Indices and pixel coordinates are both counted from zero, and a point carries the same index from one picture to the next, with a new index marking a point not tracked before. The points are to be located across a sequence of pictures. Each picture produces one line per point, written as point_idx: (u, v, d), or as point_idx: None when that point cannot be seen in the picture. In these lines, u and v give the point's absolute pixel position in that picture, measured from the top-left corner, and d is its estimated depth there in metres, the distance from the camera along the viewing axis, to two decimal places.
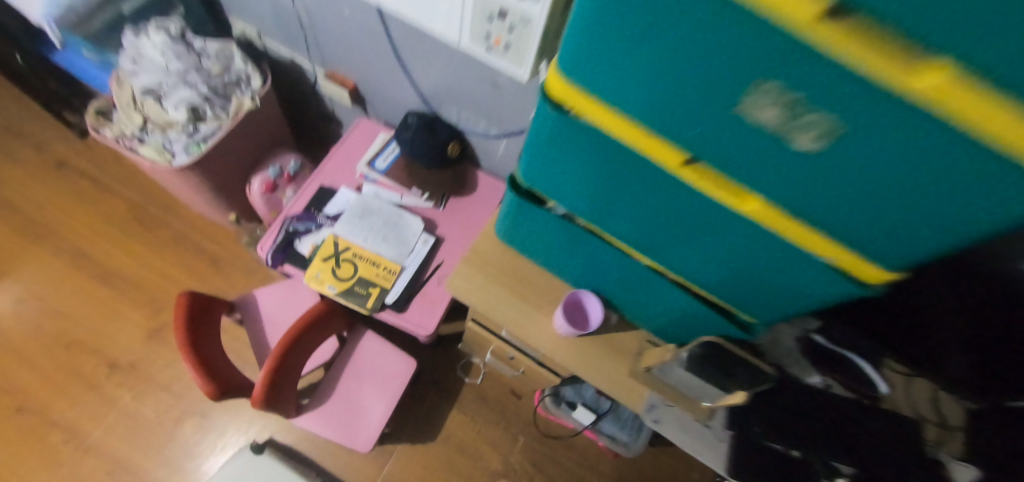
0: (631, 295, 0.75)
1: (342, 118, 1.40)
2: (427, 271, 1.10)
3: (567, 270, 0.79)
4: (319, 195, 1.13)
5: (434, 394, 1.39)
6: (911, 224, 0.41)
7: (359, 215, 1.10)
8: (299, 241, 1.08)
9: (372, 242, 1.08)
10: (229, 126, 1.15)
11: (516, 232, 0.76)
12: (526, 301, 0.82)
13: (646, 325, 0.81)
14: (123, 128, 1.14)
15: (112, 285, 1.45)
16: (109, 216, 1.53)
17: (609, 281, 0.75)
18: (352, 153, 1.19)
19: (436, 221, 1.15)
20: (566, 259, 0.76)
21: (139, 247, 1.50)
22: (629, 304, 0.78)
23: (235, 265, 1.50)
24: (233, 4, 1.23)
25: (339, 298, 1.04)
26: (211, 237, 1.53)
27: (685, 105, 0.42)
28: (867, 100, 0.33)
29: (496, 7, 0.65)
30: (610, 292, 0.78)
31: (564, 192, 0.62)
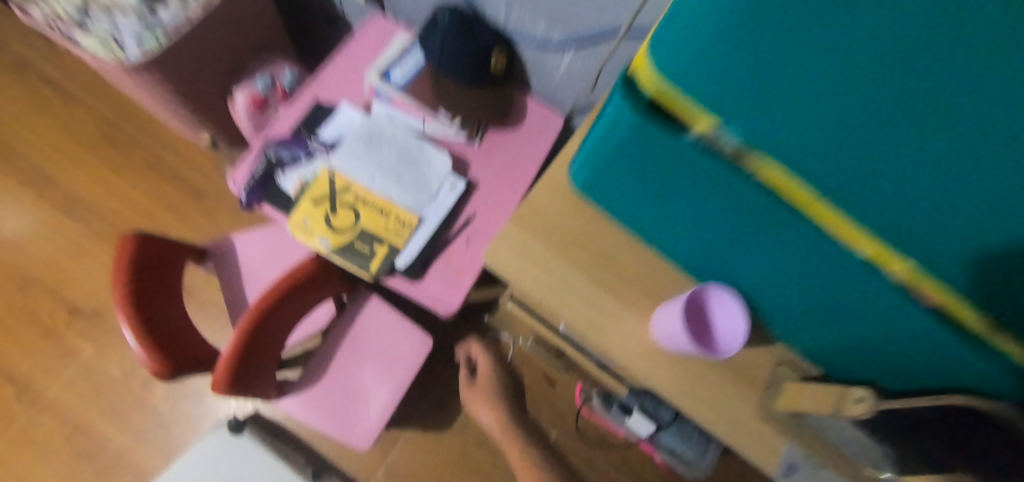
0: (792, 292, 0.46)
1: (352, 18, 1.08)
2: (451, 226, 0.82)
3: (685, 241, 0.49)
4: (313, 114, 0.84)
5: (451, 374, 1.14)
6: None
7: (365, 144, 0.80)
8: (283, 175, 0.79)
9: (381, 181, 0.79)
10: (198, 12, 0.84)
11: (611, 175, 0.46)
12: (605, 290, 0.53)
13: (796, 338, 0.52)
14: (54, 8, 0.83)
15: (75, 215, 1.21)
16: (74, 131, 1.26)
17: (762, 266, 0.45)
18: (360, 60, 0.88)
19: (468, 162, 0.85)
20: (693, 223, 0.46)
21: (108, 171, 1.24)
22: (781, 303, 0.49)
23: (220, 201, 1.24)
24: None
25: (333, 256, 0.76)
26: (193, 164, 1.26)
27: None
28: None
29: None
30: (752, 284, 0.49)
31: (744, 99, 0.31)
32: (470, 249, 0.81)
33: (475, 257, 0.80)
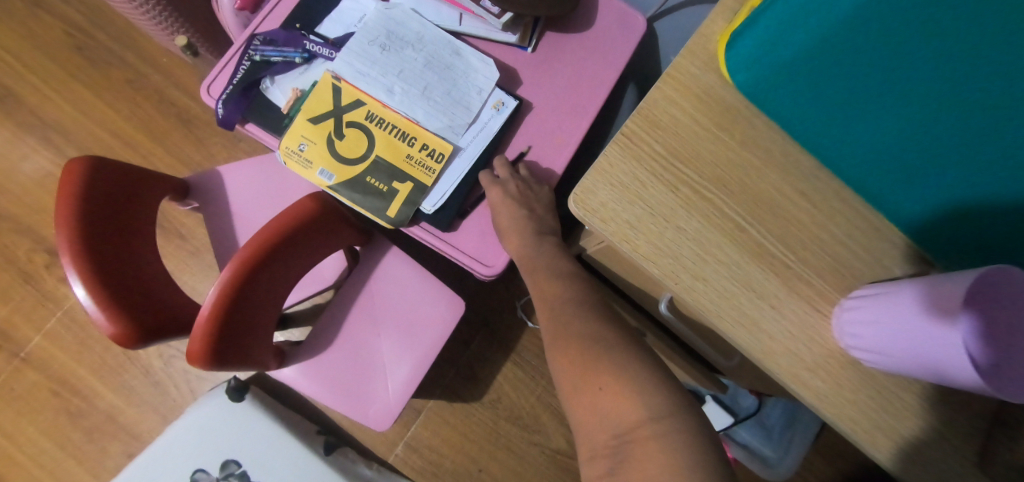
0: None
1: None
2: (496, 161, 0.61)
3: (923, 184, 0.29)
4: (309, 2, 0.61)
5: (483, 340, 0.97)
6: None
7: (380, 44, 0.58)
8: (272, 85, 0.59)
9: (402, 97, 0.58)
10: None
11: (817, 53, 0.27)
12: (767, 267, 0.32)
13: None
14: None
15: (51, 143, 1.04)
16: (43, 42, 1.07)
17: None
18: None
19: (520, 75, 0.63)
20: (964, 132, 0.26)
21: (83, 90, 1.06)
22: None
23: (214, 128, 1.05)
24: None
25: (338, 195, 0.58)
26: (181, 84, 1.06)
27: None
28: None
29: None
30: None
31: None
32: (527, 182, 0.58)
33: (536, 196, 0.58)
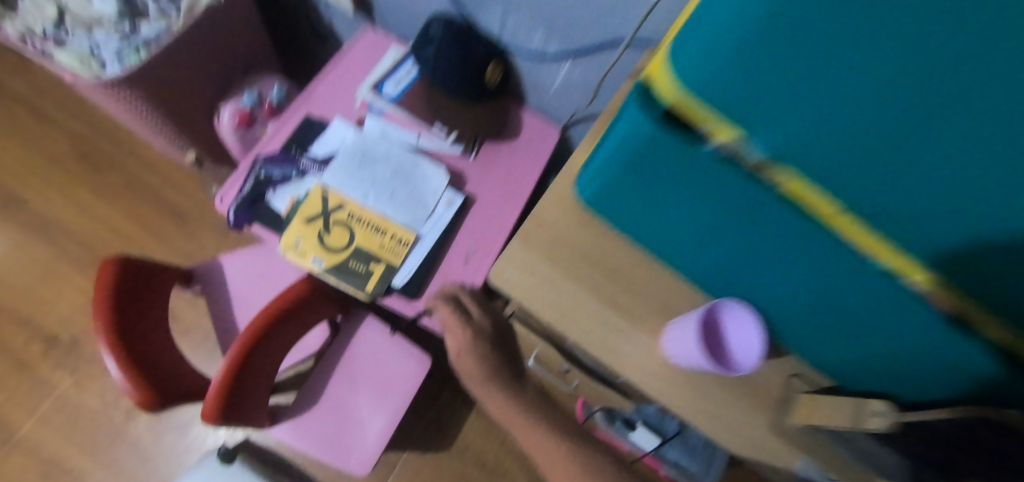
0: (816, 311, 0.44)
1: (341, 33, 1.06)
2: (450, 243, 0.79)
3: (694, 261, 0.48)
4: (303, 131, 0.81)
5: (450, 394, 1.11)
6: None
7: (358, 162, 0.78)
8: (274, 195, 0.77)
9: (376, 199, 0.77)
10: (181, 29, 0.82)
11: (611, 194, 0.46)
12: (618, 309, 0.51)
13: (809, 353, 0.50)
14: (28, 23, 0.80)
15: (53, 241, 1.16)
16: (52, 153, 1.22)
17: (776, 284, 0.44)
18: (352, 74, 0.86)
19: (466, 176, 0.83)
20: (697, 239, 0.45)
21: (86, 192, 1.20)
22: (803, 324, 0.47)
23: (203, 221, 1.20)
24: None
25: (326, 276, 0.73)
26: (177, 185, 1.22)
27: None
28: None
29: None
30: (772, 304, 0.47)
31: (783, 108, 0.28)
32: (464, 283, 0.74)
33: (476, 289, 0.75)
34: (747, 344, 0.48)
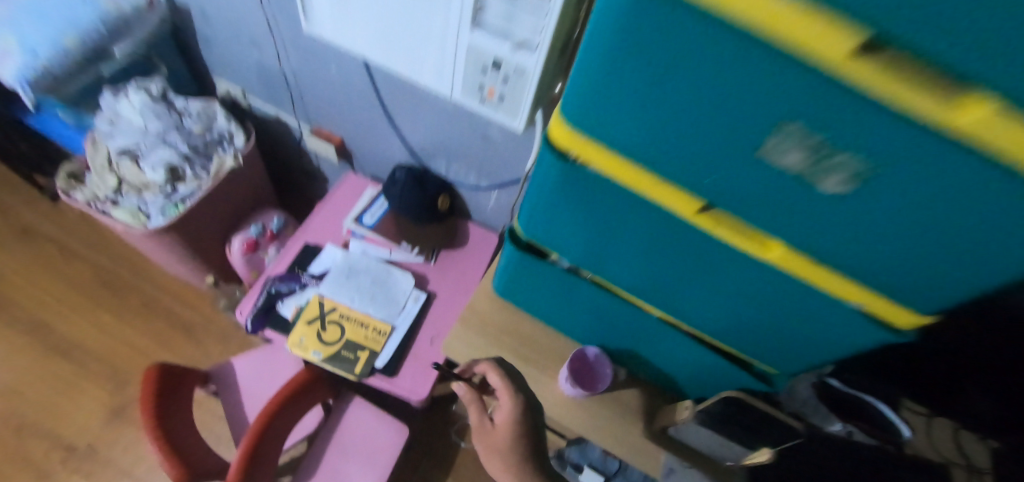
0: (646, 351, 0.71)
1: (328, 173, 1.37)
2: (418, 330, 1.04)
3: (573, 329, 0.75)
4: (303, 255, 1.08)
5: (427, 464, 1.28)
6: (950, 269, 0.38)
7: (346, 275, 1.04)
8: (282, 304, 1.02)
9: (360, 301, 1.02)
10: (208, 186, 1.11)
11: (515, 291, 0.74)
12: (528, 362, 0.76)
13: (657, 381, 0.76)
14: (95, 191, 1.09)
15: (74, 359, 1.34)
16: (76, 283, 1.44)
17: (619, 337, 0.71)
18: (338, 209, 1.16)
19: (427, 277, 1.09)
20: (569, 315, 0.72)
21: (106, 314, 1.40)
22: (645, 362, 0.73)
23: (210, 331, 1.41)
24: (219, 65, 1.21)
25: (324, 364, 0.96)
26: (187, 302, 1.44)
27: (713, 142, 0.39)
28: (895, 139, 0.32)
29: (489, 60, 0.62)
30: (624, 350, 0.73)
31: (572, 243, 0.57)
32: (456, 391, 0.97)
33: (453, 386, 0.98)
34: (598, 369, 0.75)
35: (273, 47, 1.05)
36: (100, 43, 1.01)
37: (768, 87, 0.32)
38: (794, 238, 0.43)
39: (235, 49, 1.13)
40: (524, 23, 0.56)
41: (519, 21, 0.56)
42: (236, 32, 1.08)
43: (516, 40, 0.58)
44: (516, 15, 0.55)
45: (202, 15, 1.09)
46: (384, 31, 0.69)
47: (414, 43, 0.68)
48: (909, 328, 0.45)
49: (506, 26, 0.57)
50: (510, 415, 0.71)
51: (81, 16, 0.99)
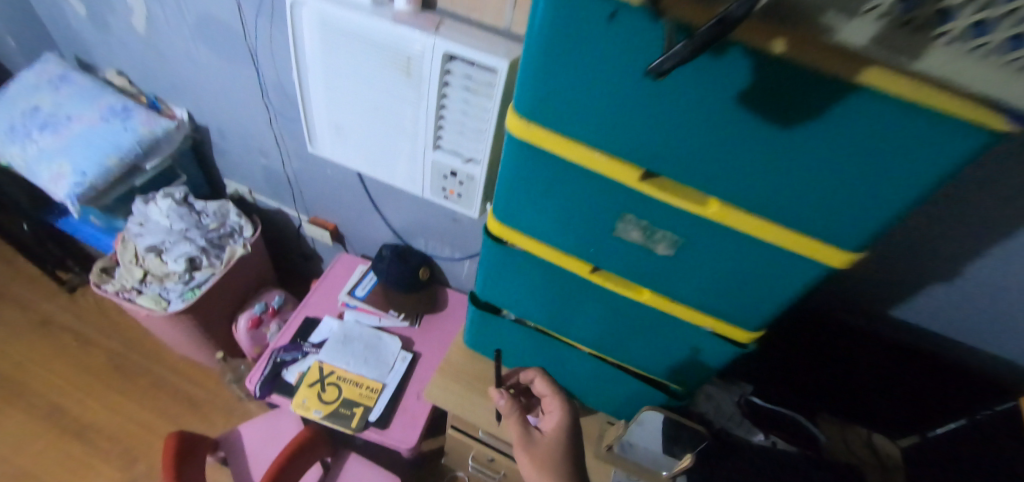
0: (589, 386, 0.87)
1: (323, 255, 1.57)
2: (405, 387, 1.19)
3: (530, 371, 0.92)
4: (303, 327, 1.25)
5: None
6: (749, 296, 0.57)
7: (342, 341, 1.21)
8: (286, 371, 1.17)
9: (354, 364, 1.18)
10: (222, 272, 1.29)
11: (482, 343, 0.92)
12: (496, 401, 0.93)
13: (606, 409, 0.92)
14: (123, 282, 1.26)
15: (87, 440, 1.44)
16: (90, 368, 1.56)
17: (567, 376, 0.88)
18: (333, 285, 1.35)
19: (413, 339, 1.26)
20: (526, 360, 0.89)
21: (118, 396, 1.52)
22: (591, 395, 0.89)
23: (214, 405, 1.54)
24: (231, 170, 1.45)
25: (325, 421, 1.10)
26: (193, 379, 1.57)
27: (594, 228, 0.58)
28: (681, 219, 0.51)
29: (448, 171, 0.87)
30: (572, 386, 0.90)
31: (516, 301, 0.77)
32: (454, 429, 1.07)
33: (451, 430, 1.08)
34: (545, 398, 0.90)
35: (279, 155, 1.29)
36: (135, 160, 1.22)
37: (615, 199, 0.53)
38: (654, 286, 0.61)
39: (246, 157, 1.36)
40: (470, 146, 0.81)
41: (467, 144, 0.81)
42: (248, 145, 1.32)
43: (466, 157, 0.84)
44: (465, 141, 0.81)
45: (219, 132, 1.33)
46: (370, 150, 0.92)
47: (392, 160, 0.92)
48: (750, 342, 0.63)
49: (458, 147, 0.83)
50: (565, 416, 0.80)
51: (122, 141, 1.20)
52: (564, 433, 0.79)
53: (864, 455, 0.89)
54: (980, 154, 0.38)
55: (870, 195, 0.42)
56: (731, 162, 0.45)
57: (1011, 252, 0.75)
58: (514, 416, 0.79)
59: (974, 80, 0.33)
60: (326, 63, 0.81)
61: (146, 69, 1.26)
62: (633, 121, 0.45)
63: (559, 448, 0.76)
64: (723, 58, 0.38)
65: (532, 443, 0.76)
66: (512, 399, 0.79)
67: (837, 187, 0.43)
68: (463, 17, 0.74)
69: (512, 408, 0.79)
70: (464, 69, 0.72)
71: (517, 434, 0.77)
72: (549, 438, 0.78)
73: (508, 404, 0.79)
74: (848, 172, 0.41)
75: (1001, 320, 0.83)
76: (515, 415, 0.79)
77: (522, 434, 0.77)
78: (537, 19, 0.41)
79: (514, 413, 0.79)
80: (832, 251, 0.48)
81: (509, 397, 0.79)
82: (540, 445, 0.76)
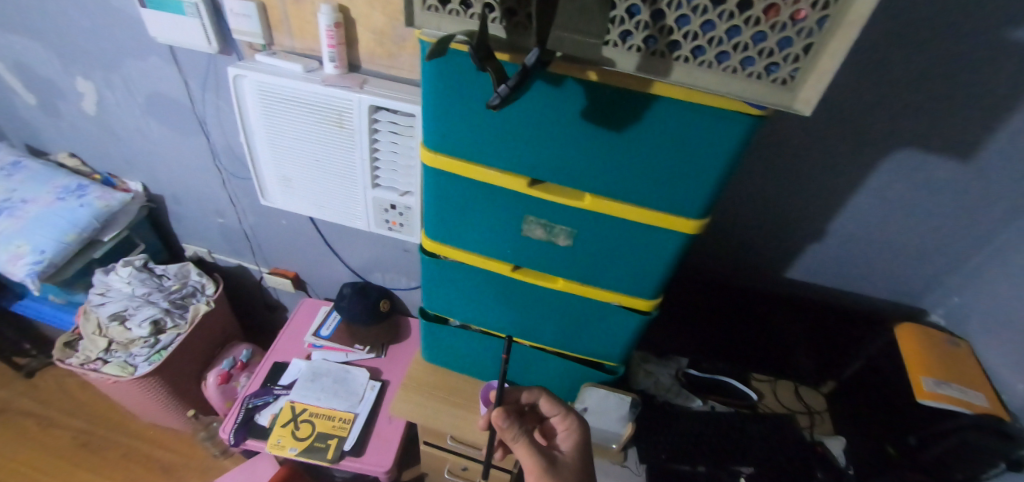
0: (539, 378, 0.97)
1: (286, 303, 1.63)
2: (377, 414, 1.26)
3: (486, 373, 1.02)
4: (273, 371, 1.31)
5: None
6: (638, 270, 0.69)
7: (311, 379, 1.27)
8: (259, 415, 1.22)
9: (325, 399, 1.24)
10: (187, 331, 1.34)
11: (439, 353, 1.02)
12: (458, 406, 1.02)
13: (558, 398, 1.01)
14: (87, 354, 1.28)
15: None
16: (54, 450, 1.54)
17: (518, 372, 0.98)
18: (299, 329, 1.42)
19: (380, 368, 1.34)
20: (480, 362, 0.99)
21: (87, 473, 1.50)
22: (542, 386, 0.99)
23: (190, 467, 1.54)
24: (188, 233, 1.51)
25: (300, 457, 1.15)
26: (165, 445, 1.58)
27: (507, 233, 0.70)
28: (568, 214, 0.64)
29: (388, 204, 0.99)
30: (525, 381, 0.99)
31: (460, 309, 0.87)
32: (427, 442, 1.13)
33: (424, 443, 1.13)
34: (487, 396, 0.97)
35: (235, 214, 1.37)
36: (92, 234, 1.28)
37: (516, 205, 0.65)
38: (566, 275, 0.74)
39: (203, 219, 1.44)
40: (404, 180, 0.94)
41: (401, 179, 0.94)
42: (204, 207, 1.40)
43: (402, 190, 0.96)
44: (398, 177, 0.94)
45: (174, 198, 1.41)
46: (318, 196, 1.03)
47: (337, 202, 1.03)
48: (652, 308, 0.75)
49: (394, 183, 0.95)
50: (578, 431, 0.77)
51: (80, 217, 1.26)
52: (581, 450, 0.76)
53: (793, 406, 1.04)
54: (754, 133, 0.52)
55: (693, 173, 0.56)
56: (590, 162, 0.58)
57: (857, 208, 0.92)
58: (522, 439, 0.72)
59: (751, 92, 0.44)
60: (267, 124, 0.93)
61: (98, 149, 1.34)
62: (513, 140, 0.58)
63: (580, 466, 0.73)
64: (561, 87, 0.52)
65: (556, 466, 0.72)
66: (515, 421, 0.72)
67: (668, 170, 0.56)
68: (385, 74, 0.88)
69: (519, 431, 0.71)
70: (388, 116, 0.85)
71: (532, 458, 0.71)
72: (570, 459, 0.74)
73: (510, 426, 0.71)
74: (670, 157, 0.55)
75: (867, 266, 1.00)
76: (523, 438, 0.72)
77: (541, 459, 0.71)
78: (427, 74, 0.55)
79: (521, 435, 0.72)
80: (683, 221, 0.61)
81: (511, 419, 0.72)
82: (563, 468, 0.72)
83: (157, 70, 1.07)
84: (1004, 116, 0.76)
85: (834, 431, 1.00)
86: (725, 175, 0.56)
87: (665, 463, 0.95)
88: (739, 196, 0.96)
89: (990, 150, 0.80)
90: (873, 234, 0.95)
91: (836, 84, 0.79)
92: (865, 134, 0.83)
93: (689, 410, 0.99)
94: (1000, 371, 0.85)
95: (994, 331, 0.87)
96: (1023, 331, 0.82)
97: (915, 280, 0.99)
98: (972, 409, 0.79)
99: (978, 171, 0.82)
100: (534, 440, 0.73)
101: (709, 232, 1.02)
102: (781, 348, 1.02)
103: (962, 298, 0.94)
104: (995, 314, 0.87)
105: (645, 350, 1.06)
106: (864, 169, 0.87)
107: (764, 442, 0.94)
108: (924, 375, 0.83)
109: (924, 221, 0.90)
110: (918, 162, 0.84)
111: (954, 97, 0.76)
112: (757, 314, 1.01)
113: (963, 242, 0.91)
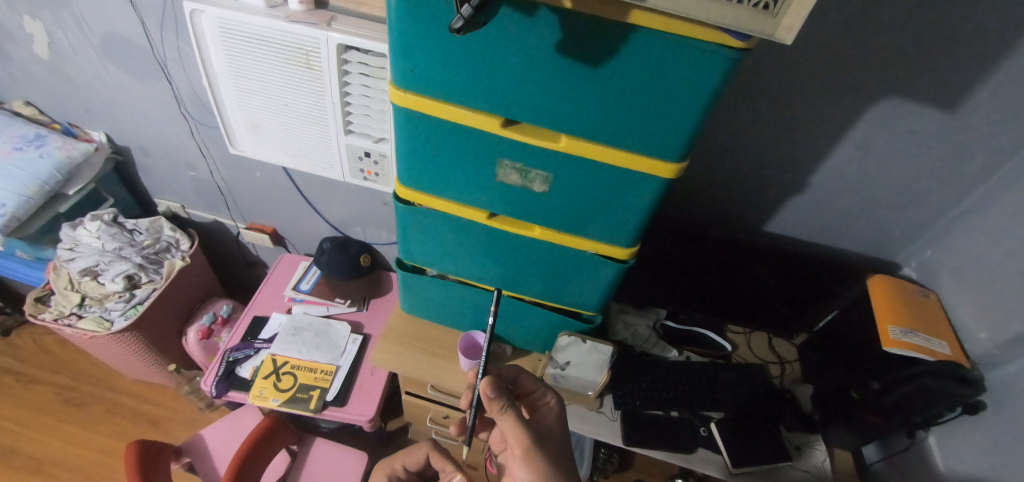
0: (518, 328, 0.97)
1: (266, 259, 1.61)
2: (359, 366, 1.26)
3: (465, 324, 1.02)
4: (253, 325, 1.30)
5: None
6: (615, 217, 0.68)
7: (292, 333, 1.27)
8: (240, 368, 1.22)
9: (306, 352, 1.24)
10: (163, 286, 1.31)
11: (418, 304, 1.02)
12: (440, 357, 1.03)
13: (537, 347, 1.02)
14: (61, 309, 1.26)
15: (44, 473, 1.42)
16: (36, 405, 1.53)
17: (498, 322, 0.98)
18: (278, 283, 1.40)
19: (362, 323, 1.33)
20: (460, 313, 0.99)
21: (71, 427, 1.50)
22: (520, 334, 1.00)
23: (177, 420, 1.56)
24: (159, 188, 1.47)
25: (283, 407, 1.16)
26: (150, 400, 1.58)
27: (483, 180, 0.68)
28: (544, 157, 0.62)
29: (361, 152, 0.96)
30: (505, 330, 1.00)
31: (437, 259, 0.87)
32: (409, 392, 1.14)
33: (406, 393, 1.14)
34: (469, 342, 1.00)
35: (206, 166, 1.33)
36: (56, 187, 1.22)
37: (491, 148, 0.63)
38: (543, 223, 0.72)
39: (173, 172, 1.39)
40: (377, 126, 0.91)
41: (374, 126, 0.91)
42: (174, 159, 1.34)
43: (376, 137, 0.94)
44: (371, 122, 0.91)
45: (142, 149, 1.35)
46: (289, 143, 0.99)
47: (309, 150, 0.99)
48: (629, 257, 0.75)
49: (367, 130, 0.93)
50: (560, 405, 0.78)
51: (40, 169, 1.19)
52: (564, 423, 0.77)
53: (766, 356, 1.06)
54: (736, 69, 0.50)
55: (672, 113, 0.54)
56: (567, 101, 0.56)
57: (839, 159, 0.91)
58: (510, 411, 0.68)
59: (729, 18, 0.43)
60: (231, 66, 0.88)
61: (56, 97, 1.27)
62: (486, 75, 0.55)
63: (563, 440, 0.75)
64: (535, 17, 0.49)
65: (541, 439, 0.70)
66: (504, 393, 0.67)
67: (647, 107, 0.54)
68: (354, 12, 0.81)
69: (507, 403, 0.67)
70: (358, 57, 0.81)
71: (518, 432, 0.68)
72: (553, 430, 0.74)
73: (498, 397, 0.67)
74: (650, 96, 0.53)
75: (846, 218, 1.00)
76: (510, 411, 0.68)
77: (529, 432, 0.69)
78: (393, 5, 0.52)
79: (509, 408, 0.68)
80: (661, 164, 0.59)
81: (500, 390, 0.66)
82: (548, 442, 0.71)
83: (111, 9, 1.00)
84: (994, 65, 0.75)
85: (803, 380, 1.04)
86: (707, 114, 0.54)
87: (639, 410, 0.97)
88: (722, 145, 0.94)
89: (975, 100, 0.78)
90: (854, 186, 0.94)
91: (826, 29, 0.76)
92: (852, 82, 0.81)
93: (666, 361, 1.02)
94: (965, 320, 0.87)
95: (963, 281, 0.89)
96: (990, 281, 0.83)
97: (891, 233, 1.00)
98: (935, 356, 0.81)
99: (960, 121, 0.81)
100: (521, 414, 0.70)
101: (691, 183, 1.01)
102: (760, 300, 1.03)
103: (935, 251, 0.96)
104: (965, 265, 0.89)
105: (623, 301, 1.05)
106: (849, 120, 0.86)
107: (734, 387, 0.98)
108: (892, 325, 0.84)
109: (904, 172, 0.90)
110: (903, 112, 0.82)
111: (943, 45, 0.74)
112: (741, 267, 0.99)
113: (942, 194, 0.91)
